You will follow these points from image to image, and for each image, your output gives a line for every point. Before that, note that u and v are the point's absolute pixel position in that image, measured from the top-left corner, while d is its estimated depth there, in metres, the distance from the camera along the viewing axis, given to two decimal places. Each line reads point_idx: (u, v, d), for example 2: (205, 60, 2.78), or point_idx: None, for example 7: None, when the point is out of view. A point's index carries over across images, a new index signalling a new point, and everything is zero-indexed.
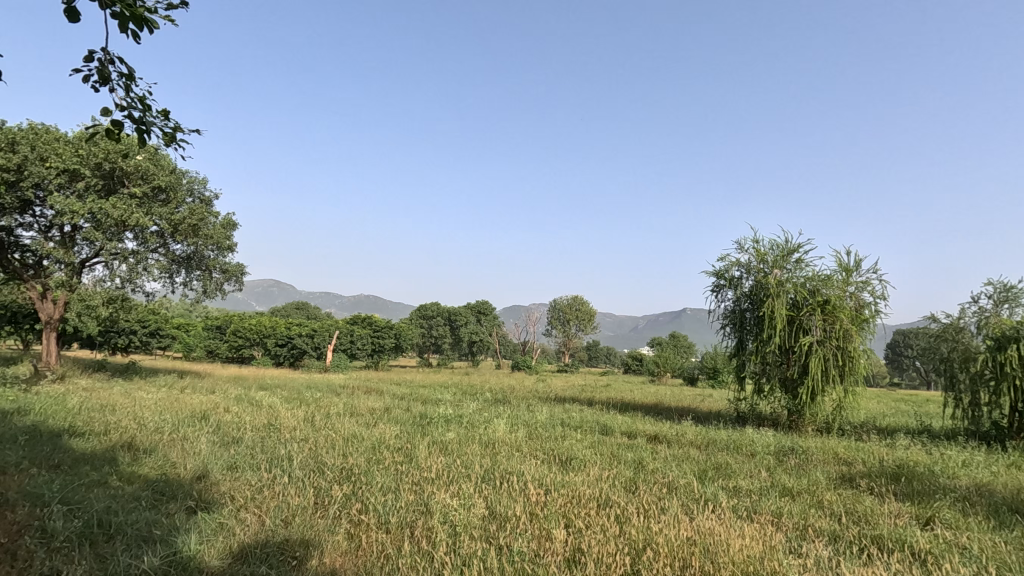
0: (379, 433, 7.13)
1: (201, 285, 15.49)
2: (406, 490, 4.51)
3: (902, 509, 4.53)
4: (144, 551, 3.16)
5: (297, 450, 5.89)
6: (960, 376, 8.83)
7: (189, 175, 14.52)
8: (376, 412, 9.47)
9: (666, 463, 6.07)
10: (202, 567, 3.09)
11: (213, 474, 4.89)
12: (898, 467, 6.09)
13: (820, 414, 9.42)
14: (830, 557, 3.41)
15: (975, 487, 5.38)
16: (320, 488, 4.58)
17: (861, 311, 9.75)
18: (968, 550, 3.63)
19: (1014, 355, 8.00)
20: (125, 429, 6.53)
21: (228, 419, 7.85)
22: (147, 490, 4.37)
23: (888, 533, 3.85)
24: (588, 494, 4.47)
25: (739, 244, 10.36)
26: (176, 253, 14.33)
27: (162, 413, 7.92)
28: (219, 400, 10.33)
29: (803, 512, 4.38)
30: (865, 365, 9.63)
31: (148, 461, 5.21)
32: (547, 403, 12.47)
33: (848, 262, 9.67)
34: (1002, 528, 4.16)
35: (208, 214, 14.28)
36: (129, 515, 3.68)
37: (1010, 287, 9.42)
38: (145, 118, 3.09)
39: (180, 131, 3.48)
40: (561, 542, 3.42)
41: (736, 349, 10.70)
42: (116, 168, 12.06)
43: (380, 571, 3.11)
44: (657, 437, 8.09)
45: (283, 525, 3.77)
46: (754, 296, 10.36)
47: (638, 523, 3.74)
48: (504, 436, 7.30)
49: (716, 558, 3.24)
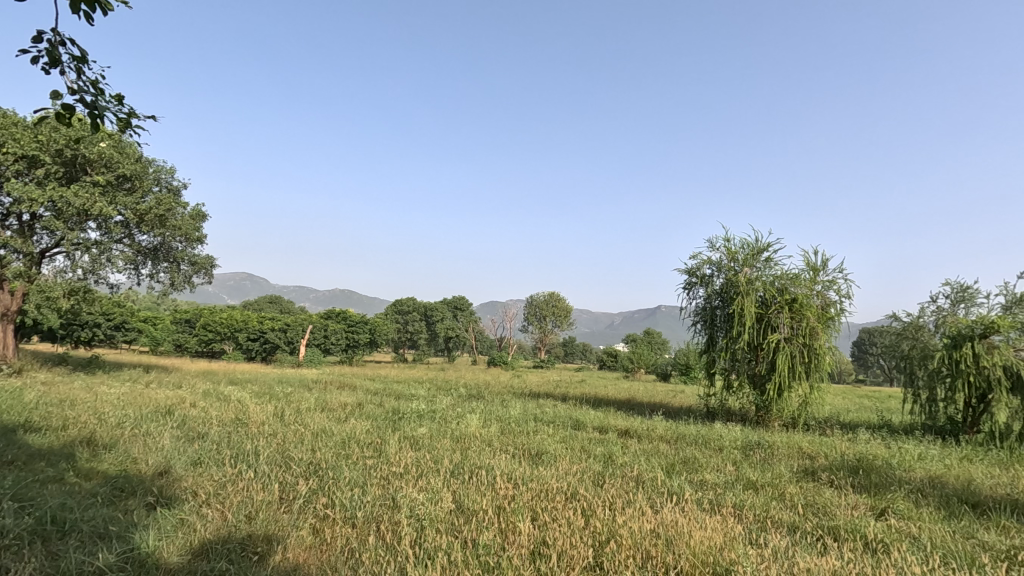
0: (349, 428, 7.09)
1: (169, 278, 15.15)
2: (374, 485, 4.49)
3: (858, 500, 4.69)
4: (99, 548, 3.08)
5: (264, 445, 5.79)
6: (918, 373, 9.17)
7: (155, 164, 14.13)
8: (348, 407, 9.38)
9: (636, 457, 6.17)
10: (161, 564, 3.03)
11: (175, 470, 4.78)
12: (859, 460, 6.30)
13: (787, 409, 9.66)
14: (786, 547, 3.50)
15: (929, 479, 5.59)
16: (286, 483, 4.54)
17: (826, 309, 10.00)
18: (917, 539, 3.77)
19: (969, 353, 8.24)
20: (84, 425, 6.33)
21: (194, 415, 7.66)
22: (106, 485, 4.26)
23: (843, 523, 3.98)
24: (556, 488, 4.52)
25: (710, 242, 10.54)
26: (142, 244, 13.95)
27: (124, 409, 7.70)
28: (186, 395, 10.12)
29: (765, 505, 4.49)
30: (830, 362, 9.89)
31: (107, 456, 5.08)
32: (521, 398, 12.57)
33: (815, 262, 9.90)
34: (951, 518, 4.34)
35: (175, 204, 13.92)
36: (86, 512, 3.60)
37: (966, 288, 9.82)
38: (98, 103, 2.98)
39: (136, 117, 3.37)
40: (525, 535, 3.45)
41: (707, 345, 10.89)
42: (79, 155, 11.64)
43: (344, 566, 3.09)
44: (629, 431, 8.21)
45: (247, 521, 3.71)
46: (724, 294, 10.54)
47: (603, 516, 3.80)
48: (477, 431, 7.30)
49: (678, 550, 3.29)
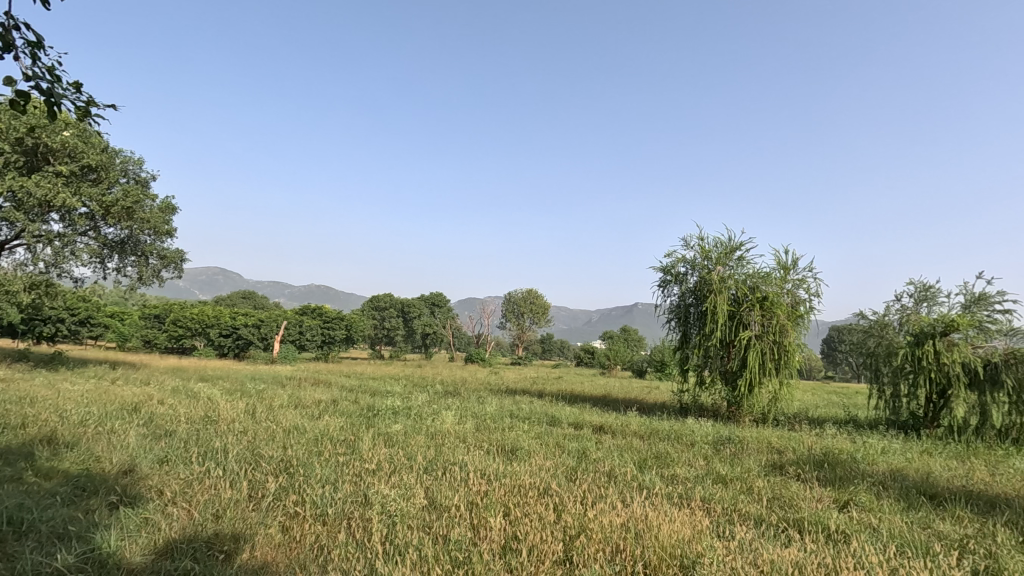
0: (322, 424, 7.01)
1: (136, 272, 14.74)
2: (346, 482, 4.46)
3: (823, 493, 4.82)
4: (57, 549, 3.00)
5: (234, 442, 5.72)
6: (883, 369, 9.42)
7: (122, 154, 13.74)
8: (321, 404, 9.28)
9: (609, 452, 6.23)
10: (122, 564, 2.96)
11: (141, 469, 4.67)
12: (824, 454, 6.48)
13: (757, 405, 9.91)
14: (752, 539, 3.57)
15: (890, 472, 5.79)
16: (255, 480, 4.48)
17: (797, 307, 10.23)
18: (876, 530, 3.90)
19: (930, 350, 8.53)
20: (45, 423, 6.15)
21: (161, 412, 7.48)
22: (67, 485, 4.13)
23: (807, 516, 4.08)
24: (529, 484, 4.54)
25: (685, 241, 10.67)
26: (108, 237, 13.55)
27: (88, 406, 7.50)
28: (154, 392, 9.89)
29: (734, 498, 4.59)
30: (800, 359, 10.13)
31: (69, 455, 4.92)
32: (498, 395, 12.59)
33: (786, 260, 10.12)
34: (910, 510, 4.50)
35: (143, 197, 13.56)
36: (45, 512, 3.49)
37: (928, 287, 10.16)
38: (54, 90, 2.88)
39: (96, 106, 3.29)
40: (497, 530, 3.47)
41: (681, 342, 11.03)
42: (40, 144, 11.23)
43: (312, 563, 3.07)
44: (603, 427, 8.30)
45: (214, 519, 3.66)
46: (698, 292, 10.69)
47: (574, 511, 3.84)
48: (452, 428, 7.31)
49: (646, 543, 3.35)
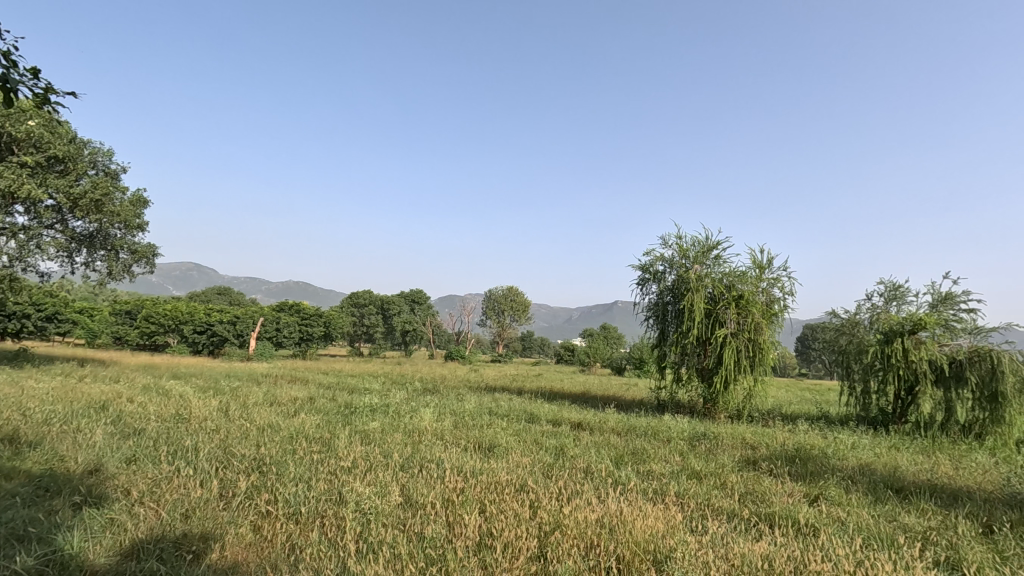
0: (297, 422, 6.90)
1: (106, 267, 14.34)
2: (320, 480, 4.40)
3: (794, 488, 4.91)
4: (16, 551, 2.90)
5: (205, 440, 5.60)
6: (854, 367, 9.62)
7: (91, 145, 13.35)
8: (298, 402, 9.13)
9: (586, 449, 6.27)
10: (85, 566, 2.88)
11: (107, 468, 4.55)
12: (796, 450, 6.60)
13: (732, 402, 10.05)
14: (724, 534, 3.62)
15: (859, 467, 5.92)
16: (227, 479, 4.38)
17: (771, 305, 10.41)
18: (845, 523, 3.99)
19: (899, 348, 8.77)
20: (7, 422, 5.94)
21: (130, 410, 7.29)
22: (29, 486, 4.00)
23: (778, 510, 4.16)
24: (505, 481, 4.54)
25: (663, 240, 10.80)
26: (76, 231, 13.17)
27: (53, 404, 7.27)
28: (125, 389, 9.65)
29: (707, 493, 4.65)
30: (774, 356, 10.30)
31: (32, 455, 4.76)
32: (477, 392, 12.56)
33: (761, 260, 10.31)
34: (877, 503, 4.62)
35: (113, 189, 13.17)
36: (4, 513, 3.37)
37: (897, 287, 10.41)
38: (11, 76, 2.77)
39: (55, 93, 3.17)
40: (473, 527, 3.46)
41: (659, 340, 11.12)
42: (3, 133, 10.82)
43: (283, 562, 3.02)
44: (581, 424, 8.34)
45: (182, 518, 3.58)
46: (675, 290, 10.81)
47: (549, 507, 3.85)
48: (429, 426, 7.27)
49: (619, 538, 3.37)
